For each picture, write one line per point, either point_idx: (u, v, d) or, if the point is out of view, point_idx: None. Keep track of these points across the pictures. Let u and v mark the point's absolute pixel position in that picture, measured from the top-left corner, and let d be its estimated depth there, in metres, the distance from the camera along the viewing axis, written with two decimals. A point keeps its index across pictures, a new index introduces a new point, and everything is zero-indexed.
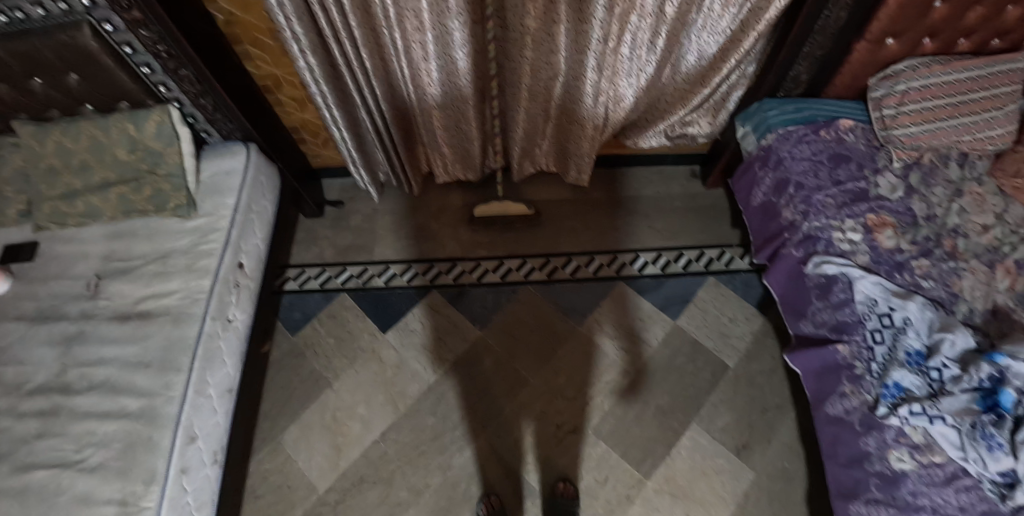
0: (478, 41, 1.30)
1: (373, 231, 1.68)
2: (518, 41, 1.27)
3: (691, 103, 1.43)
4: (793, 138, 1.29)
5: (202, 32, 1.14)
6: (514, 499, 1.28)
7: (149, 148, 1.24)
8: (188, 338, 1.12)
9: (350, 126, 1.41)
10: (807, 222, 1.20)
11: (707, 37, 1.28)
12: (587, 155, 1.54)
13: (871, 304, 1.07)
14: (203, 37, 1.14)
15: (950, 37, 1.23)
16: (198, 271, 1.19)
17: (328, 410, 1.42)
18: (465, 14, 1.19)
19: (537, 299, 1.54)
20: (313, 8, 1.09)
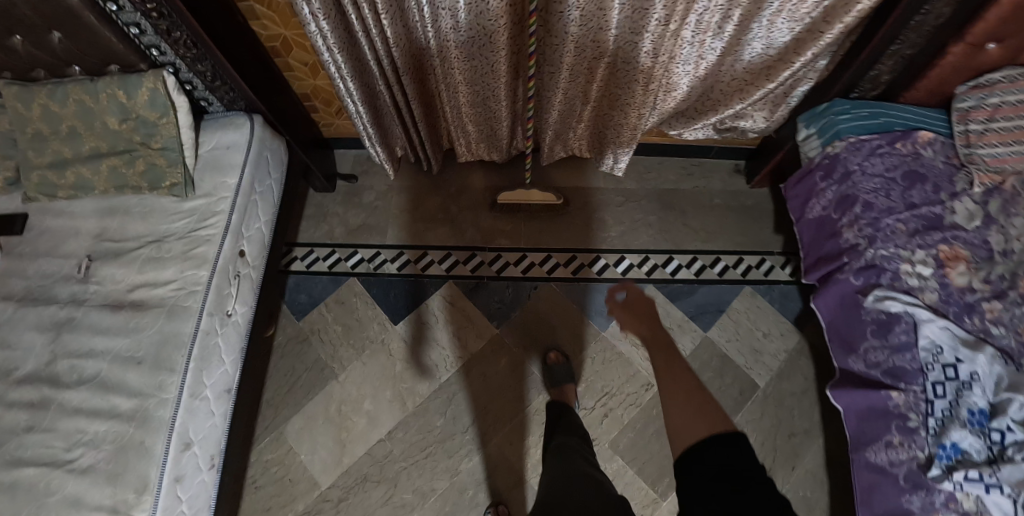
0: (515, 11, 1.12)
1: (387, 210, 1.54)
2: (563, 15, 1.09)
3: (751, 96, 1.26)
4: (865, 149, 1.14)
5: None
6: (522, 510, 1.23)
7: (142, 117, 1.11)
8: (182, 335, 1.04)
9: (366, 99, 1.27)
10: (872, 249, 1.07)
11: (783, 23, 1.09)
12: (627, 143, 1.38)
13: (935, 352, 0.97)
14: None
15: None
16: (194, 260, 1.09)
17: (333, 403, 1.36)
18: None
19: (559, 298, 1.42)
20: None
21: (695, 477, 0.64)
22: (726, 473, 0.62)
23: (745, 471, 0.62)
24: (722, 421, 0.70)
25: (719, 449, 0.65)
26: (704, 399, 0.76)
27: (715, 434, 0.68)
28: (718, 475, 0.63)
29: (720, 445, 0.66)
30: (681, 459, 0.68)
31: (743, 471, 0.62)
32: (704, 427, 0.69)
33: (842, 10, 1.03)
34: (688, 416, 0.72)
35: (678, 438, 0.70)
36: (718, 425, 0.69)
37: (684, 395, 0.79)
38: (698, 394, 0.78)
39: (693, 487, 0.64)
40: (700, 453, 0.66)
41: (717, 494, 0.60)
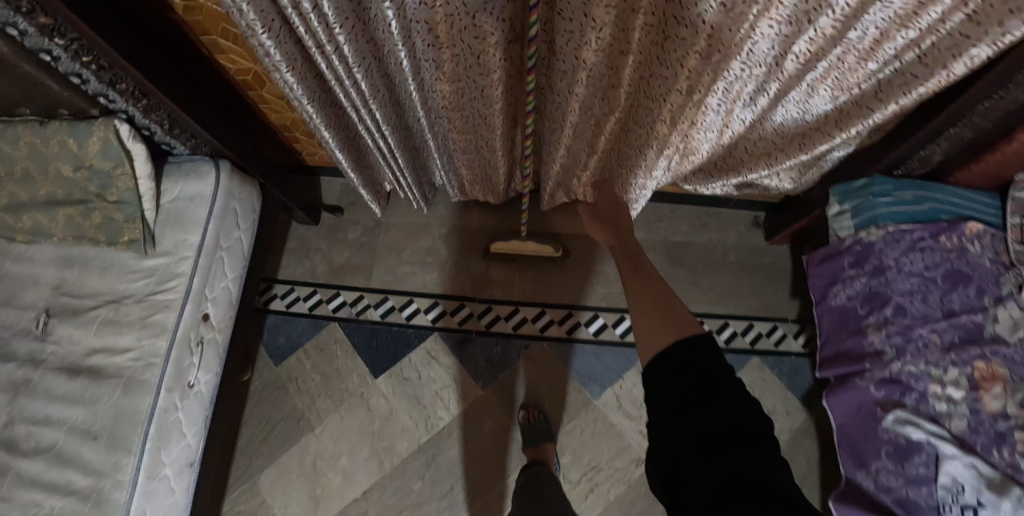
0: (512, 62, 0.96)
1: (373, 249, 1.44)
2: (568, 74, 0.93)
3: (777, 164, 1.11)
4: (904, 242, 1.01)
5: (132, 34, 0.84)
6: None
7: (96, 167, 1.00)
8: (139, 412, 0.97)
9: (346, 145, 1.16)
10: (899, 362, 0.96)
11: (821, 97, 0.93)
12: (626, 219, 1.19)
13: (955, 491, 0.87)
14: (142, 42, 0.86)
15: None
16: (153, 328, 1.01)
17: (308, 456, 1.30)
18: (496, 34, 0.86)
19: (551, 359, 1.33)
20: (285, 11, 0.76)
21: (665, 391, 0.61)
22: (694, 380, 0.60)
23: (716, 380, 0.60)
24: (687, 329, 0.69)
25: (689, 360, 0.63)
26: (670, 307, 0.75)
27: (683, 340, 0.65)
28: (684, 387, 0.60)
29: (688, 355, 0.63)
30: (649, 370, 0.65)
31: (715, 384, 0.59)
32: (669, 334, 0.68)
33: (901, 86, 0.87)
34: (652, 322, 0.72)
35: (646, 345, 0.69)
36: (683, 331, 0.68)
37: (644, 294, 0.81)
38: (656, 296, 0.80)
39: (665, 406, 0.60)
40: (667, 360, 0.64)
41: (691, 410, 0.57)
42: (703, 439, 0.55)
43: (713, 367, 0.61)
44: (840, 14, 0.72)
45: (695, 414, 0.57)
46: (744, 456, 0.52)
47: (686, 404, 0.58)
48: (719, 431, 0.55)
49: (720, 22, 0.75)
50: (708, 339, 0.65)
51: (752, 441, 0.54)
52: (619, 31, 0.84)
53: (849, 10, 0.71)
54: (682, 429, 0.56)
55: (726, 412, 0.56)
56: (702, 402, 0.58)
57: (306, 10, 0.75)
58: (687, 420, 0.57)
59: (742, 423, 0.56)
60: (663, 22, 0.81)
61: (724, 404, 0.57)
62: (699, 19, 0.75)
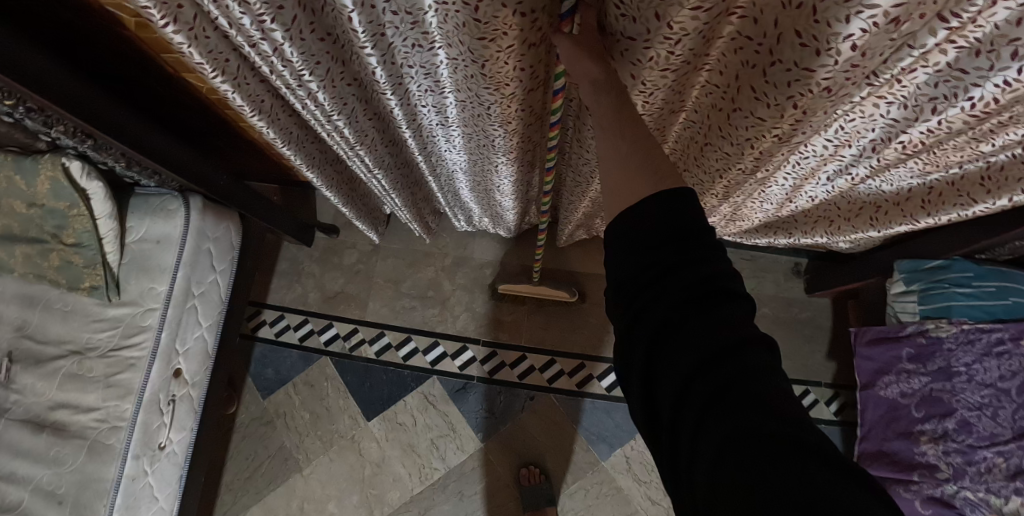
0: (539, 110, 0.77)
1: (369, 278, 1.32)
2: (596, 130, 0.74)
3: (840, 234, 0.95)
4: (980, 346, 0.87)
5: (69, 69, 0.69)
6: None
7: (49, 208, 0.88)
8: (104, 480, 0.89)
9: (337, 184, 1.02)
10: (954, 484, 0.84)
11: (906, 171, 0.76)
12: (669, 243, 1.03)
13: None
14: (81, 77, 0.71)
15: None
16: (117, 389, 0.91)
17: (295, 498, 1.24)
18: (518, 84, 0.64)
19: (557, 413, 1.22)
20: (243, 50, 0.61)
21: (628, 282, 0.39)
22: (673, 266, 0.37)
23: (695, 254, 0.37)
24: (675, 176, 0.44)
25: (662, 234, 0.38)
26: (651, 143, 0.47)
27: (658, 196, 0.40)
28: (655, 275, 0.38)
29: (663, 220, 0.39)
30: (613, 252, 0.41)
31: (701, 268, 0.37)
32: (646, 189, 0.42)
33: (1021, 180, 0.68)
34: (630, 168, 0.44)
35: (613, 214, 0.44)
36: (663, 179, 0.43)
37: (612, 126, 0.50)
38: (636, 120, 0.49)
39: (630, 304, 0.39)
40: (636, 236, 0.40)
41: (656, 314, 0.37)
42: (679, 359, 0.35)
43: (701, 241, 0.38)
44: (977, 109, 0.53)
45: (673, 320, 0.36)
46: (738, 380, 0.33)
47: (656, 301, 0.37)
48: (704, 343, 0.34)
49: (816, 105, 0.51)
50: (690, 193, 0.40)
51: (748, 350, 0.34)
52: (674, 93, 0.64)
53: (992, 106, 0.52)
54: (649, 340, 0.37)
55: (718, 312, 0.36)
56: (684, 302, 0.36)
57: (264, 50, 0.58)
58: (652, 328, 0.37)
59: (739, 324, 0.35)
60: (733, 86, 0.59)
61: (715, 300, 0.36)
62: (791, 101, 0.51)
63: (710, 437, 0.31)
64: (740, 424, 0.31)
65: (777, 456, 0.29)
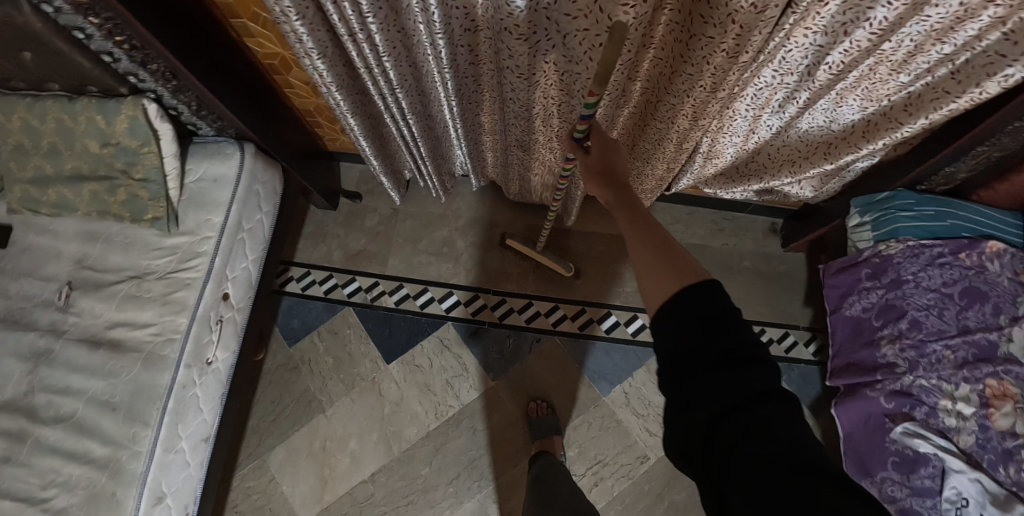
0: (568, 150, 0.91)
1: (389, 237, 1.45)
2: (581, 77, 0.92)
3: (801, 173, 1.11)
4: (924, 258, 1.00)
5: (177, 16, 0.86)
6: None
7: (123, 145, 1.00)
8: (158, 387, 0.99)
9: (370, 133, 1.16)
10: (911, 375, 0.97)
11: (847, 106, 0.94)
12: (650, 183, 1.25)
13: (959, 505, 0.90)
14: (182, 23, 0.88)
15: None
16: (173, 306, 1.02)
17: (318, 438, 1.33)
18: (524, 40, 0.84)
19: (562, 355, 1.34)
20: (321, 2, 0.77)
21: (668, 348, 0.52)
22: (705, 340, 0.50)
23: (722, 330, 0.50)
24: (693, 271, 0.57)
25: (694, 321, 0.51)
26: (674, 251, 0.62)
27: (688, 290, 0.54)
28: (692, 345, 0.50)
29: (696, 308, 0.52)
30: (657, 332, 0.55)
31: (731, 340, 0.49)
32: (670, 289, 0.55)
33: (934, 102, 0.86)
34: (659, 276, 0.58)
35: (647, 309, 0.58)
36: (684, 277, 0.56)
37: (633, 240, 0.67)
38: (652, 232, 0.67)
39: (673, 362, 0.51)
40: (676, 323, 0.52)
41: (688, 372, 0.49)
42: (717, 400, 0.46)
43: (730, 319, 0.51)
44: (876, 27, 0.72)
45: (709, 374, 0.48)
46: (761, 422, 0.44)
47: (699, 360, 0.49)
48: (731, 394, 0.46)
49: (749, 22, 0.71)
50: (714, 286, 0.53)
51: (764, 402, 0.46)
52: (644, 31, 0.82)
53: (885, 23, 0.71)
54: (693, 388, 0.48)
55: (740, 370, 0.47)
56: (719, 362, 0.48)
57: None
58: (688, 383, 0.49)
59: (763, 381, 0.47)
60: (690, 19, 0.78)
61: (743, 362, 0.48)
62: (729, 18, 0.71)
63: (741, 461, 0.42)
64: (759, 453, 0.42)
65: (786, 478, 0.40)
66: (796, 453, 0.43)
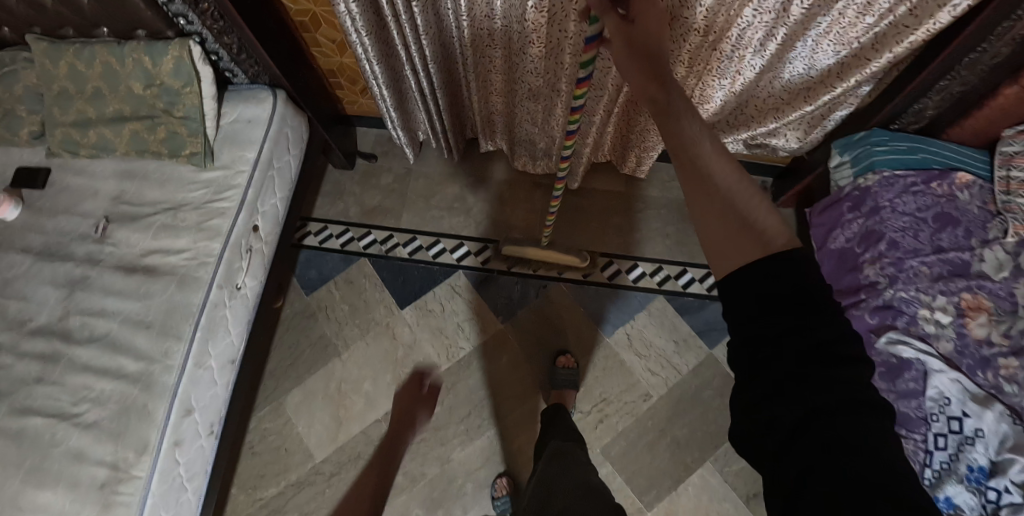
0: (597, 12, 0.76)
1: (403, 194, 1.53)
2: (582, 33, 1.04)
3: (786, 117, 1.21)
4: (898, 186, 1.10)
5: None
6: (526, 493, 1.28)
7: (166, 85, 1.08)
8: (191, 305, 1.05)
9: (391, 83, 1.24)
10: (891, 289, 1.05)
11: (826, 47, 1.04)
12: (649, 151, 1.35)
13: (942, 403, 0.97)
14: None
15: None
16: (208, 232, 1.09)
17: (334, 381, 1.38)
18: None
19: (568, 300, 1.42)
20: None
21: (748, 327, 0.49)
22: (790, 328, 0.46)
23: (818, 326, 0.46)
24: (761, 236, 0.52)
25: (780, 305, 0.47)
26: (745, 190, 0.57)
27: (780, 257, 0.49)
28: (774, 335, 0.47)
29: (781, 288, 0.48)
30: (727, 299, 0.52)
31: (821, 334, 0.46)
32: (759, 251, 0.50)
33: (893, 40, 0.97)
34: (737, 226, 0.53)
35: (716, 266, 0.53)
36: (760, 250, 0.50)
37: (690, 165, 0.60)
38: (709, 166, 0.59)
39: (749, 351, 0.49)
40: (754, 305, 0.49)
41: (770, 358, 0.47)
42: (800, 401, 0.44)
43: (818, 305, 0.47)
44: None
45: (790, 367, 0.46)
46: (849, 432, 0.42)
47: (780, 352, 0.46)
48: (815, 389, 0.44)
49: None
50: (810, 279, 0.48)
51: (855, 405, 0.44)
52: None
53: None
54: (773, 383, 0.46)
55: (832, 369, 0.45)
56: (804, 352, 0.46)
57: None
58: (768, 369, 0.47)
59: (857, 386, 0.44)
60: None
61: (833, 360, 0.45)
62: None
63: (821, 473, 0.41)
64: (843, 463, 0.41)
65: (868, 495, 0.40)
66: (872, 463, 0.41)
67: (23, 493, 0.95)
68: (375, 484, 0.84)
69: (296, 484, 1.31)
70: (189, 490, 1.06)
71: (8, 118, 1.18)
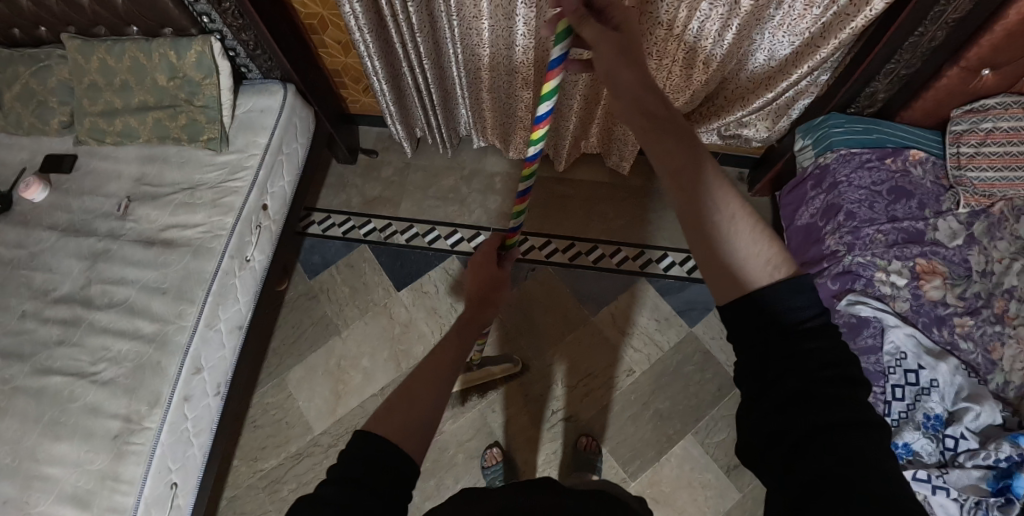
0: (569, 16, 0.65)
1: (402, 186, 1.65)
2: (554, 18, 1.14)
3: (750, 105, 1.31)
4: (854, 162, 1.19)
5: None
6: (514, 463, 1.33)
7: (188, 77, 1.22)
8: (204, 272, 1.16)
9: (390, 78, 1.36)
10: (850, 255, 1.13)
11: (782, 37, 1.14)
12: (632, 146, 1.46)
13: (898, 357, 1.03)
14: None
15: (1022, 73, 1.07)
16: (222, 208, 1.20)
17: (334, 357, 1.46)
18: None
19: (555, 281, 1.51)
20: None
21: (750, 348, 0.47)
22: (797, 351, 0.44)
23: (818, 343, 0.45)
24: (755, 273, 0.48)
25: (789, 327, 0.46)
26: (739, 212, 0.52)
27: (785, 280, 0.47)
28: (783, 357, 0.45)
29: (790, 311, 0.46)
30: (728, 322, 0.49)
31: (834, 361, 0.44)
32: (765, 276, 0.48)
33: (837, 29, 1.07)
34: (747, 251, 0.49)
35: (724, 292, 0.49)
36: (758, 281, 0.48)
37: (690, 187, 0.53)
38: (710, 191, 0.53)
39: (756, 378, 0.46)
40: (763, 328, 0.46)
41: (774, 373, 0.45)
42: (812, 418, 0.42)
43: (824, 331, 0.46)
44: None
45: (804, 391, 0.43)
46: (865, 445, 0.40)
47: (789, 369, 0.44)
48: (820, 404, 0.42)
49: None
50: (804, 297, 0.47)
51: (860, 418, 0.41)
52: None
53: None
54: (782, 398, 0.44)
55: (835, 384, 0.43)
56: (811, 374, 0.44)
57: None
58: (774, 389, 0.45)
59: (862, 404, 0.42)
60: None
61: (845, 385, 0.43)
62: None
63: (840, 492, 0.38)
64: (868, 483, 0.38)
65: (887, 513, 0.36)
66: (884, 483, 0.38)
67: (40, 445, 1.03)
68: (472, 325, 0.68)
69: (296, 455, 1.37)
70: (195, 445, 1.13)
71: (41, 109, 1.31)
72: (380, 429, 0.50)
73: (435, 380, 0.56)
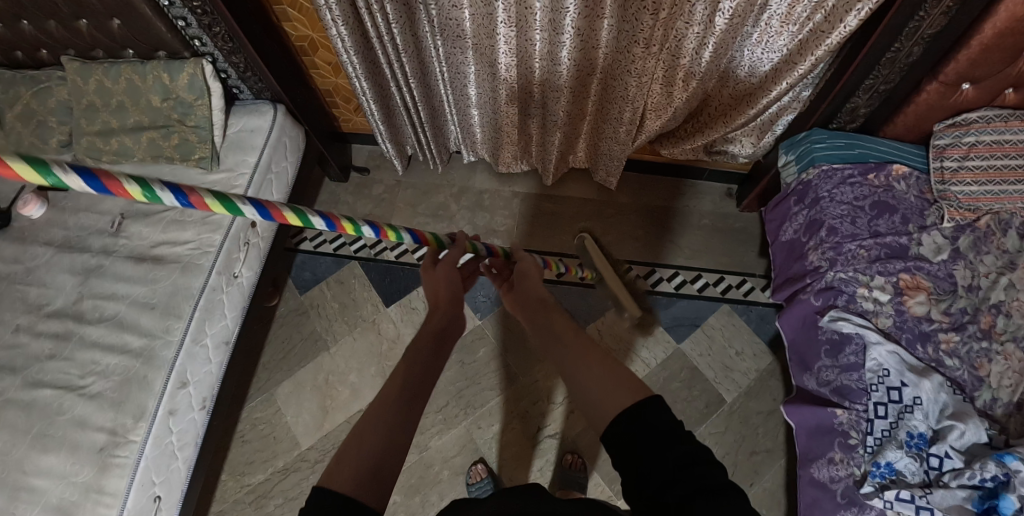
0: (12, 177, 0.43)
1: (392, 203, 1.68)
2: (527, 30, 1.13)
3: (734, 123, 1.31)
4: (836, 178, 1.19)
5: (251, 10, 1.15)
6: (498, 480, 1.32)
7: (181, 98, 1.26)
8: (191, 288, 1.18)
9: (379, 99, 1.38)
10: (832, 271, 1.13)
11: (762, 53, 1.16)
12: (618, 160, 1.47)
13: (880, 374, 1.03)
14: (251, 14, 1.16)
15: (995, 87, 1.06)
16: (211, 225, 1.23)
17: (322, 372, 1.47)
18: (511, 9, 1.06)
19: None
20: None
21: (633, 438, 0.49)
22: (671, 443, 0.47)
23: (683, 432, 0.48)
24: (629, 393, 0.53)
25: (662, 422, 0.49)
26: (613, 368, 0.58)
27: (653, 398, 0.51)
28: (658, 450, 0.47)
29: (662, 411, 0.50)
30: (609, 432, 0.51)
31: (700, 454, 0.47)
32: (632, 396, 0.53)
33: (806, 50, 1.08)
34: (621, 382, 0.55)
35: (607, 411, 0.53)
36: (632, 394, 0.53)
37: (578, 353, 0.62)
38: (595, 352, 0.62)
39: (636, 475, 0.47)
40: (637, 420, 0.50)
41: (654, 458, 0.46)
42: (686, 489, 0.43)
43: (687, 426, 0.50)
44: None
45: (676, 478, 0.45)
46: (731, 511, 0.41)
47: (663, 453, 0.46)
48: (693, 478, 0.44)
49: None
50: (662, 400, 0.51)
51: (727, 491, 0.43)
52: (585, 19, 1.09)
53: None
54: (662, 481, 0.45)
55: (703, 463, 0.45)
56: (684, 462, 0.46)
57: None
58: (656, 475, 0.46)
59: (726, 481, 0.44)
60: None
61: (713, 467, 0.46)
62: None
63: None
64: None
65: None
66: None
67: (27, 458, 1.04)
68: (438, 350, 0.68)
69: (282, 470, 1.37)
70: (179, 459, 1.14)
71: (41, 128, 1.36)
72: (336, 481, 0.47)
73: (385, 412, 0.55)
